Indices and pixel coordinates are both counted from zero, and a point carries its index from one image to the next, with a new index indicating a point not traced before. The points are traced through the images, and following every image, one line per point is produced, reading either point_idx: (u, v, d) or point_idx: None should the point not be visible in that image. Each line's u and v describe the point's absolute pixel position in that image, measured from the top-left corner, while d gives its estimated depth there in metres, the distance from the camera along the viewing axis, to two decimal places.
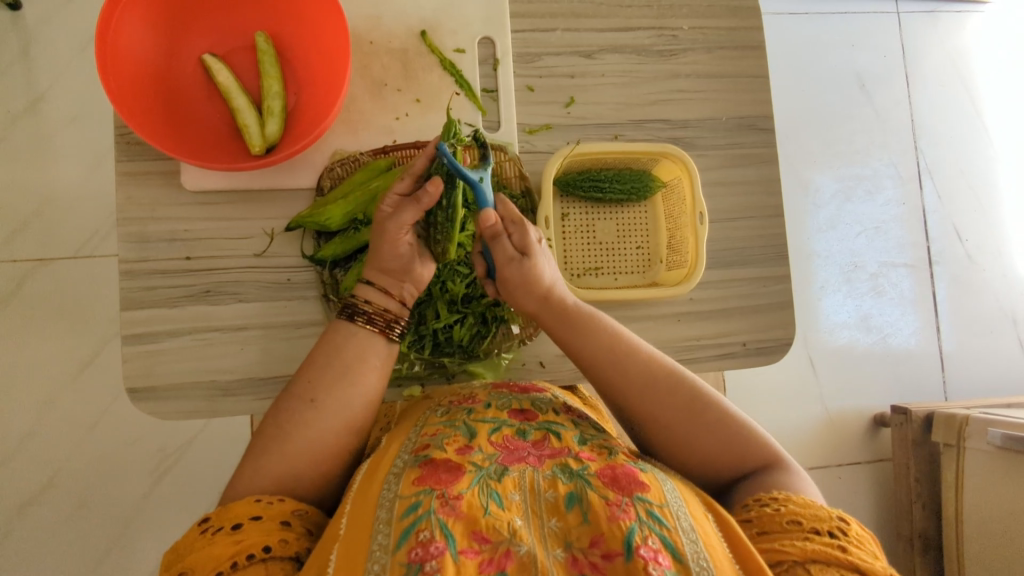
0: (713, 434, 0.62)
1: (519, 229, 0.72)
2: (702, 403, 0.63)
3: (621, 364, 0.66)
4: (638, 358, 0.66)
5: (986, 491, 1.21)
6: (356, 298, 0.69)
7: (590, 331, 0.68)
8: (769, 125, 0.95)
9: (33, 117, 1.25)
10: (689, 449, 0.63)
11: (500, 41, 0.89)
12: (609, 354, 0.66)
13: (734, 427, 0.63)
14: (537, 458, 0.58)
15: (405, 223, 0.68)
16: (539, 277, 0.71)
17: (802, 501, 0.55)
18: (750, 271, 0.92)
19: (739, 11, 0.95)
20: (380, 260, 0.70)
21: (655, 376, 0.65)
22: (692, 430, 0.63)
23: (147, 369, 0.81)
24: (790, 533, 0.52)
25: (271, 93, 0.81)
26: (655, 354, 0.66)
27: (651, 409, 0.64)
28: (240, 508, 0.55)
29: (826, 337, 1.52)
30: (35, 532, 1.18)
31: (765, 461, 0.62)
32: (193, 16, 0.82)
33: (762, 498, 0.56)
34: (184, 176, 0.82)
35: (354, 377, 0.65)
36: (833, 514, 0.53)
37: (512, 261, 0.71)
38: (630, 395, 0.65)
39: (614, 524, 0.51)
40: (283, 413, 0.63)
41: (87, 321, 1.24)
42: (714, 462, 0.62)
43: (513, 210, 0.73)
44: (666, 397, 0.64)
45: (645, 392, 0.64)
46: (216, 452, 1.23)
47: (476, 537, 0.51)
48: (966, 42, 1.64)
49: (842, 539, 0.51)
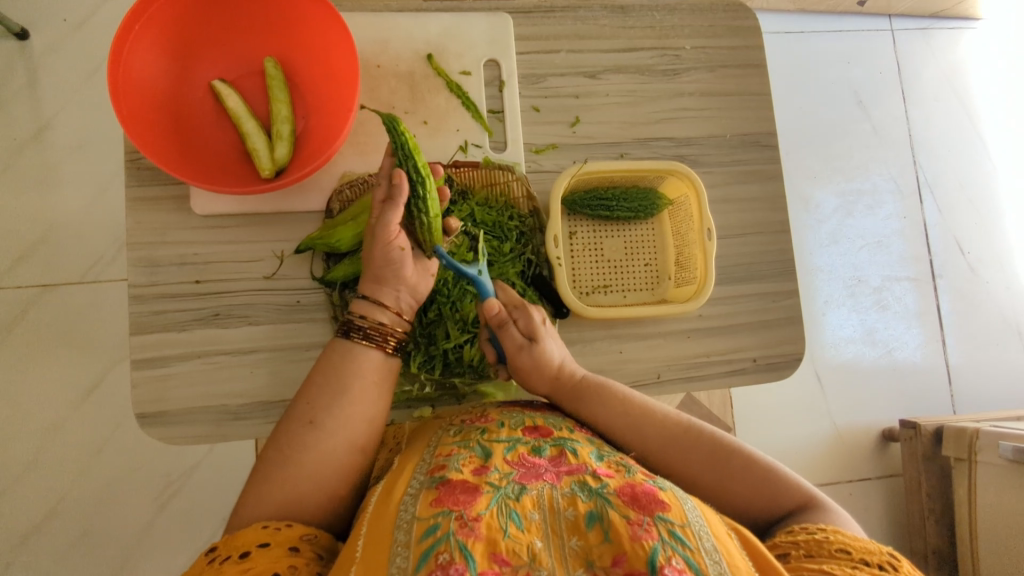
0: (742, 480, 0.63)
1: (522, 312, 0.76)
2: (726, 454, 0.65)
3: (639, 427, 0.68)
4: (655, 421, 0.68)
5: (1000, 505, 1.20)
6: (351, 313, 0.69)
7: (605, 398, 0.70)
8: (773, 141, 0.96)
9: (40, 145, 1.26)
10: (723, 502, 0.64)
11: (505, 62, 0.90)
12: (627, 421, 0.68)
13: (762, 471, 0.63)
14: (555, 475, 0.58)
15: (389, 223, 0.69)
16: (547, 356, 0.73)
17: (852, 534, 0.54)
18: (758, 286, 0.92)
19: (739, 31, 0.97)
20: (372, 272, 0.71)
21: (675, 436, 0.67)
22: (723, 482, 0.64)
23: (157, 395, 0.80)
24: (837, 560, 0.51)
25: (280, 117, 0.82)
26: (671, 414, 0.69)
27: (677, 470, 0.66)
28: (247, 536, 0.54)
29: (832, 352, 1.51)
30: (36, 562, 1.17)
31: (798, 500, 0.62)
32: (204, 42, 0.83)
33: (811, 528, 0.55)
34: (194, 202, 0.83)
35: (353, 397, 0.64)
36: (884, 549, 0.52)
37: (522, 347, 0.74)
38: (654, 460, 0.67)
39: (636, 544, 0.51)
40: (284, 435, 0.62)
41: (92, 346, 1.23)
42: (748, 509, 0.63)
43: (513, 296, 0.79)
44: (688, 453, 0.66)
45: (666, 453, 0.66)
46: (223, 476, 1.22)
47: (497, 558, 0.50)
48: (960, 58, 1.67)
49: (894, 572, 0.49)
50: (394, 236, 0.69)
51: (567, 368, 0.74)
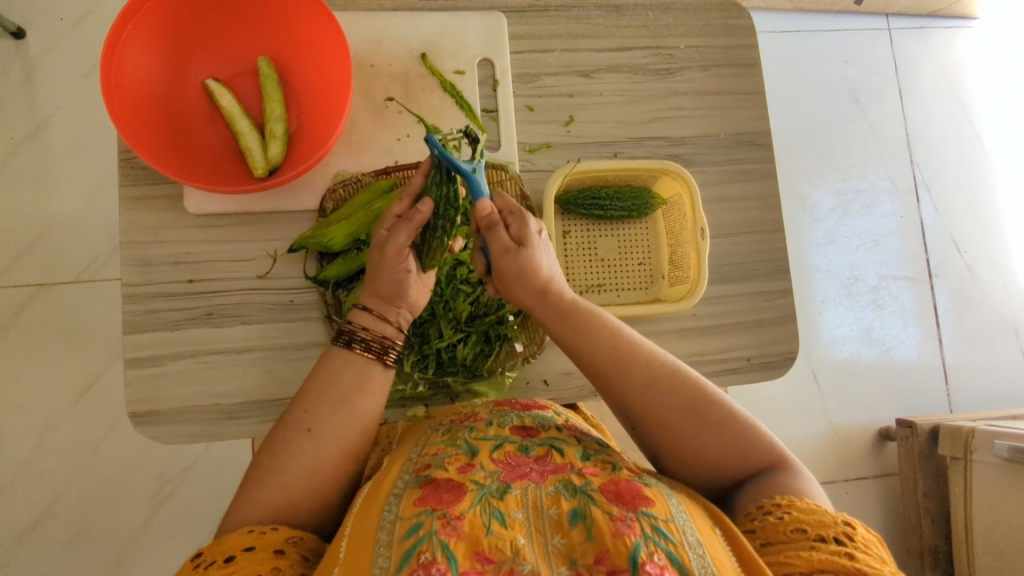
0: (719, 434, 0.61)
1: (517, 218, 0.70)
2: (707, 404, 0.62)
3: (622, 363, 0.64)
4: (641, 358, 0.65)
5: (996, 504, 1.20)
6: (351, 323, 0.68)
7: (591, 329, 0.66)
8: (767, 140, 0.96)
9: (36, 144, 1.26)
10: (694, 450, 0.62)
11: (499, 62, 0.90)
12: (610, 355, 0.65)
13: (740, 427, 0.62)
14: (540, 474, 0.58)
15: (400, 244, 0.67)
16: (536, 268, 0.68)
17: (806, 506, 0.54)
18: (752, 286, 0.92)
19: (734, 31, 0.97)
20: (380, 287, 0.69)
21: (658, 376, 0.64)
22: (699, 431, 0.62)
23: (151, 394, 0.80)
24: (795, 543, 0.51)
25: (274, 116, 0.82)
26: (655, 353, 0.65)
27: (656, 410, 0.63)
28: (233, 541, 0.54)
29: (829, 352, 1.51)
30: (32, 561, 1.17)
31: (770, 460, 0.61)
32: (197, 41, 0.83)
33: (766, 506, 0.55)
34: (187, 201, 0.83)
35: (354, 409, 0.64)
36: (839, 519, 0.52)
37: (508, 251, 0.68)
38: (632, 397, 0.64)
39: (619, 540, 0.51)
40: (280, 441, 0.62)
41: (88, 345, 1.23)
42: (721, 461, 0.62)
43: (511, 203, 0.72)
44: (669, 398, 0.62)
45: (647, 395, 0.63)
46: (219, 475, 1.22)
47: (479, 557, 0.50)
48: (958, 57, 1.67)
49: (849, 546, 0.49)
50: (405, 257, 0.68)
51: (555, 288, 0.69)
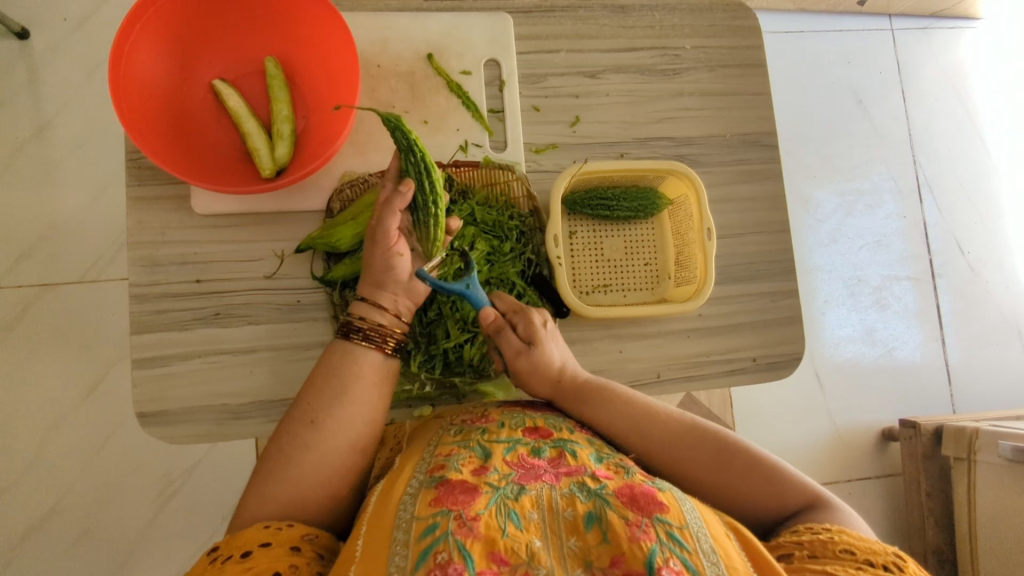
0: (747, 480, 0.63)
1: (522, 316, 0.76)
2: (731, 454, 0.65)
3: (642, 429, 0.68)
4: (660, 421, 0.68)
5: (999, 504, 1.20)
6: (350, 315, 0.69)
7: (608, 398, 0.71)
8: (773, 141, 0.96)
9: (40, 144, 1.26)
10: (726, 503, 0.64)
11: (506, 62, 0.90)
12: (629, 420, 0.69)
13: (766, 470, 0.63)
14: (554, 476, 0.58)
15: (388, 228, 0.69)
16: (548, 360, 0.74)
17: (856, 534, 0.54)
18: (758, 286, 0.92)
19: (739, 31, 0.97)
20: (373, 275, 0.70)
21: (678, 436, 0.67)
22: (728, 481, 0.64)
23: (158, 394, 0.80)
24: (841, 562, 0.51)
25: (281, 117, 0.82)
26: (674, 414, 0.69)
27: (681, 469, 0.66)
28: (249, 535, 0.54)
29: (831, 352, 1.52)
30: (36, 561, 1.17)
31: (805, 499, 0.61)
32: (204, 41, 0.83)
33: (816, 527, 0.55)
34: (194, 201, 0.83)
35: (353, 397, 0.65)
36: (889, 549, 0.52)
37: (520, 352, 0.74)
38: (656, 458, 0.67)
39: (635, 545, 0.51)
40: (286, 436, 0.62)
41: (92, 345, 1.23)
42: (754, 508, 0.63)
43: (511, 301, 0.79)
44: (691, 456, 0.66)
45: (668, 455, 0.66)
46: (223, 475, 1.22)
47: (495, 558, 0.50)
48: (961, 58, 1.67)
49: (898, 573, 0.49)
50: (395, 240, 0.70)
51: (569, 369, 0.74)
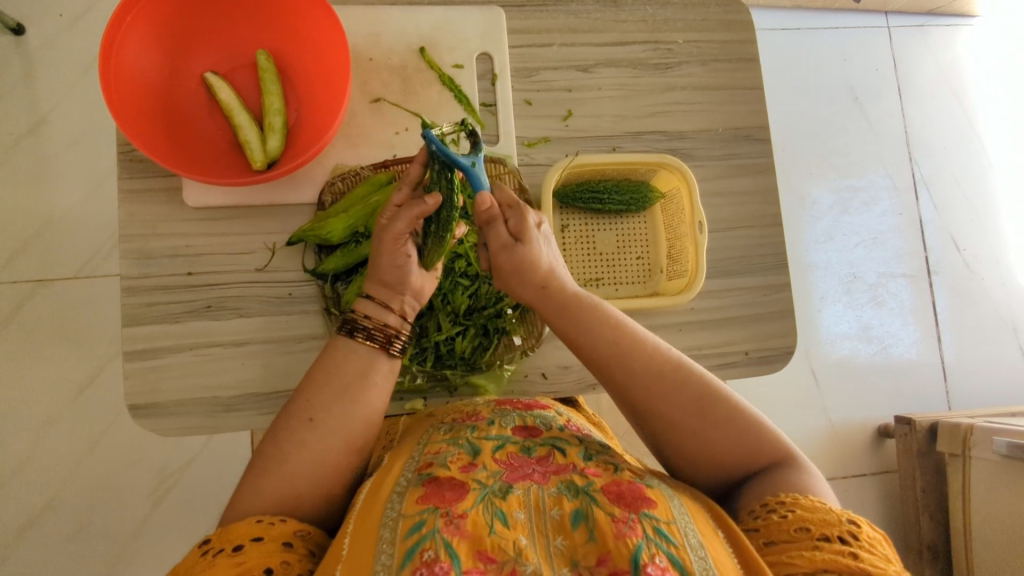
0: (725, 430, 0.61)
1: (516, 212, 0.70)
2: (713, 399, 0.62)
3: (624, 358, 0.64)
4: (645, 354, 0.64)
5: (994, 501, 1.20)
6: (355, 312, 0.67)
7: (593, 320, 0.66)
8: (765, 135, 0.96)
9: (36, 140, 1.26)
10: (698, 447, 0.62)
11: (498, 56, 0.90)
12: (612, 348, 0.65)
13: (746, 424, 0.62)
14: (542, 474, 0.58)
15: (398, 232, 0.66)
16: (535, 259, 0.68)
17: (810, 502, 0.54)
18: (750, 280, 0.93)
19: (732, 25, 0.97)
20: (381, 275, 0.69)
21: (662, 372, 0.63)
22: (705, 428, 0.61)
23: (150, 387, 0.80)
24: (798, 543, 0.51)
25: (273, 109, 0.82)
26: (661, 349, 0.65)
27: (660, 405, 0.63)
28: (241, 529, 0.54)
29: (828, 349, 1.52)
30: (31, 556, 1.17)
31: (777, 456, 0.61)
32: (196, 35, 0.83)
33: (771, 502, 0.55)
34: (186, 193, 0.83)
35: (355, 397, 0.64)
36: (842, 516, 0.52)
37: (506, 247, 0.69)
38: (636, 391, 0.64)
39: (621, 542, 0.51)
40: (283, 431, 0.62)
41: (88, 341, 1.23)
42: (726, 457, 0.62)
43: (509, 195, 0.71)
44: (673, 392, 0.63)
45: (649, 390, 0.63)
46: (218, 470, 1.22)
47: (481, 556, 0.50)
48: (957, 55, 1.67)
49: (853, 544, 0.50)
50: (404, 246, 0.68)
51: (556, 277, 0.69)
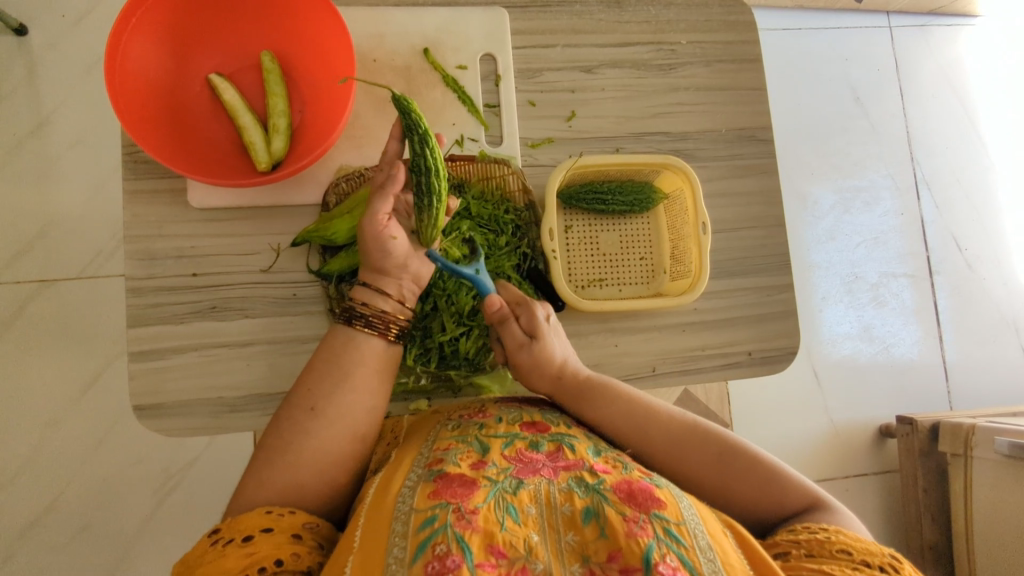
0: (746, 483, 0.63)
1: (525, 309, 0.77)
2: (730, 455, 0.64)
3: (642, 428, 0.67)
4: (660, 423, 0.67)
5: (996, 501, 1.20)
6: (350, 300, 0.69)
7: (609, 395, 0.70)
8: (768, 136, 0.96)
9: (39, 140, 1.27)
10: (725, 504, 0.63)
11: (502, 57, 0.91)
12: (630, 419, 0.68)
13: (767, 473, 0.62)
14: (552, 470, 0.58)
15: (379, 212, 0.68)
16: (549, 356, 0.73)
17: (853, 535, 0.54)
18: (754, 280, 0.93)
19: (735, 26, 0.97)
20: (371, 261, 0.70)
21: (678, 438, 0.66)
22: (727, 486, 0.63)
23: (155, 387, 0.80)
24: (837, 561, 0.51)
25: (277, 110, 0.82)
26: (676, 415, 0.68)
27: (680, 469, 0.65)
28: (250, 520, 0.54)
29: (829, 349, 1.52)
30: (35, 556, 1.17)
31: (804, 500, 0.61)
32: (201, 36, 0.83)
33: (813, 528, 0.55)
34: (190, 194, 0.83)
35: (354, 383, 0.64)
36: (886, 551, 0.52)
37: (522, 346, 0.75)
38: (657, 459, 0.66)
39: (632, 540, 0.51)
40: (285, 422, 0.62)
41: (91, 341, 1.24)
42: (752, 508, 0.62)
43: (516, 294, 0.80)
44: (691, 456, 0.65)
45: (668, 457, 0.66)
46: (220, 470, 1.22)
47: (493, 550, 0.51)
48: (959, 55, 1.67)
49: (894, 574, 0.50)
50: (389, 225, 0.69)
51: (569, 366, 0.74)
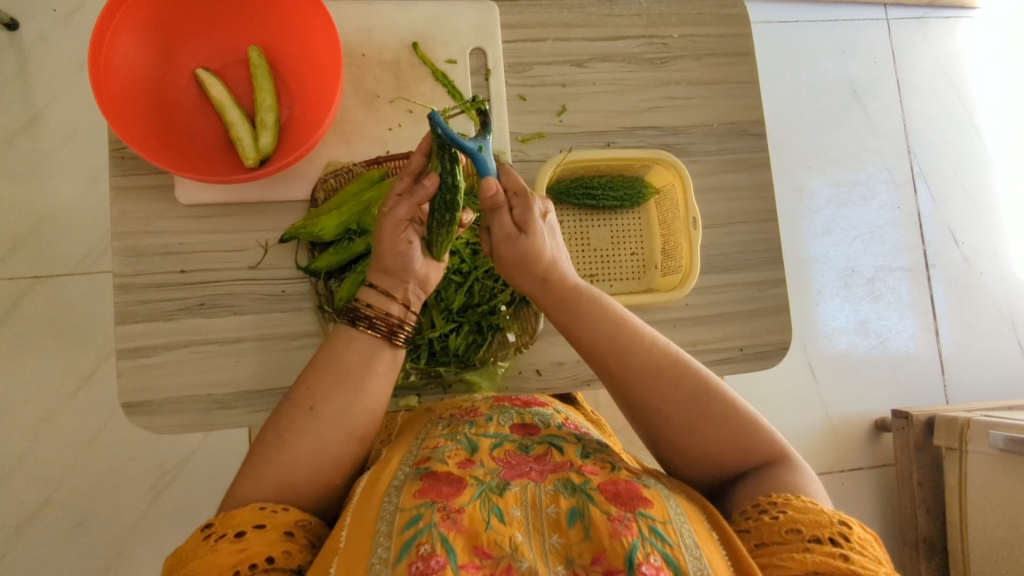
0: (718, 426, 0.61)
1: (522, 200, 0.65)
2: (709, 396, 0.62)
3: (622, 354, 0.63)
4: (642, 348, 0.63)
5: (990, 495, 1.20)
6: (357, 301, 0.67)
7: (592, 316, 0.65)
8: (761, 130, 0.95)
9: (30, 136, 1.26)
10: (692, 444, 0.61)
11: (492, 51, 0.90)
12: (613, 344, 0.64)
13: (739, 421, 0.61)
14: (540, 473, 0.58)
15: (400, 219, 0.65)
16: (539, 252, 0.65)
17: (801, 503, 0.53)
18: (746, 276, 0.92)
19: (728, 19, 0.96)
20: (382, 262, 0.68)
21: (659, 364, 0.63)
22: (699, 423, 0.61)
23: (144, 385, 0.80)
24: (790, 545, 0.51)
25: (265, 105, 0.81)
26: (660, 342, 0.64)
27: (657, 399, 0.62)
28: (244, 515, 0.54)
29: (825, 343, 1.51)
30: (30, 552, 1.17)
31: (768, 455, 0.61)
32: (188, 31, 0.83)
33: (762, 502, 0.55)
34: (178, 191, 0.83)
35: (356, 386, 0.63)
36: (834, 518, 0.52)
37: (510, 238, 0.65)
38: (633, 384, 0.63)
39: (616, 541, 0.51)
40: (283, 420, 0.61)
41: (84, 338, 1.23)
42: (719, 455, 0.61)
43: (518, 181, 0.66)
44: (670, 386, 0.62)
45: (648, 382, 0.62)
46: (216, 465, 1.22)
47: (477, 552, 0.50)
48: (957, 47, 1.66)
49: (845, 546, 0.50)
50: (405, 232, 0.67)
51: (557, 271, 0.66)
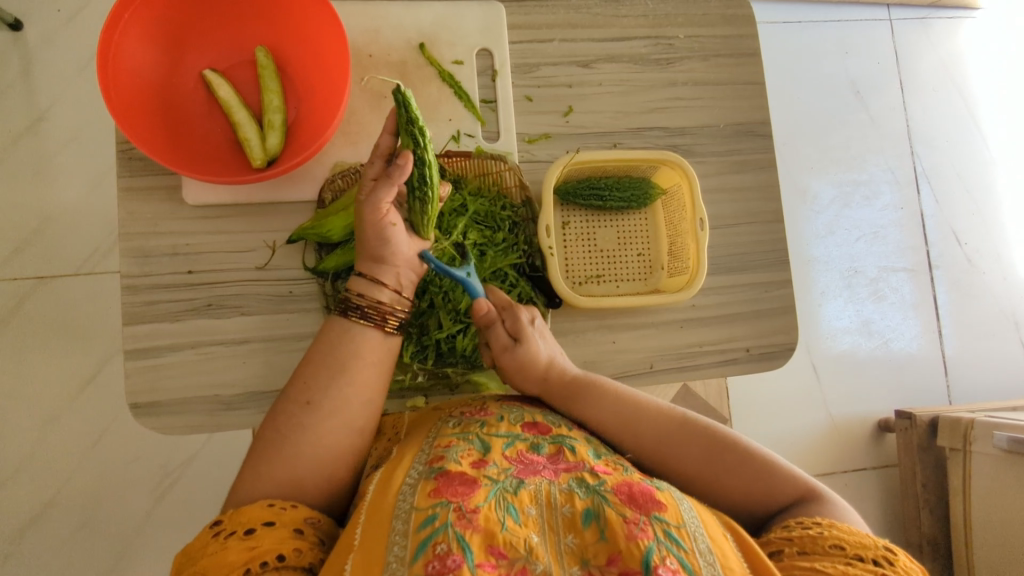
0: (735, 474, 0.63)
1: (511, 313, 0.75)
2: (719, 448, 0.64)
3: (631, 426, 0.68)
4: (648, 417, 0.68)
5: (994, 496, 1.20)
6: (348, 291, 0.67)
7: (598, 396, 0.70)
8: (766, 131, 0.96)
9: (34, 137, 1.26)
10: (719, 500, 0.63)
11: (498, 52, 0.90)
12: (621, 419, 0.68)
13: (756, 465, 0.63)
14: (553, 472, 0.58)
15: (381, 201, 0.67)
16: (534, 356, 0.72)
17: (846, 528, 0.54)
18: (752, 276, 0.92)
19: (733, 20, 0.96)
20: (369, 249, 0.68)
21: (665, 431, 0.67)
22: (716, 476, 0.63)
23: (151, 385, 0.80)
24: (832, 558, 0.51)
25: (272, 106, 0.81)
26: (664, 409, 0.68)
27: (671, 465, 0.65)
28: (252, 513, 0.54)
29: (828, 343, 1.51)
30: (34, 553, 1.17)
31: (798, 491, 0.61)
32: (195, 32, 0.83)
33: (805, 522, 0.55)
34: (185, 191, 0.83)
35: (351, 377, 0.64)
36: (879, 543, 0.52)
37: (507, 348, 0.73)
38: (646, 453, 0.67)
39: (632, 543, 0.51)
40: (281, 417, 0.61)
41: (89, 338, 1.23)
42: (746, 504, 0.62)
43: (503, 298, 0.78)
44: (680, 449, 0.65)
45: (658, 453, 0.66)
46: (220, 466, 1.22)
47: (493, 551, 0.50)
48: (960, 48, 1.66)
49: (889, 567, 0.50)
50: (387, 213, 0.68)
51: (557, 366, 0.73)
